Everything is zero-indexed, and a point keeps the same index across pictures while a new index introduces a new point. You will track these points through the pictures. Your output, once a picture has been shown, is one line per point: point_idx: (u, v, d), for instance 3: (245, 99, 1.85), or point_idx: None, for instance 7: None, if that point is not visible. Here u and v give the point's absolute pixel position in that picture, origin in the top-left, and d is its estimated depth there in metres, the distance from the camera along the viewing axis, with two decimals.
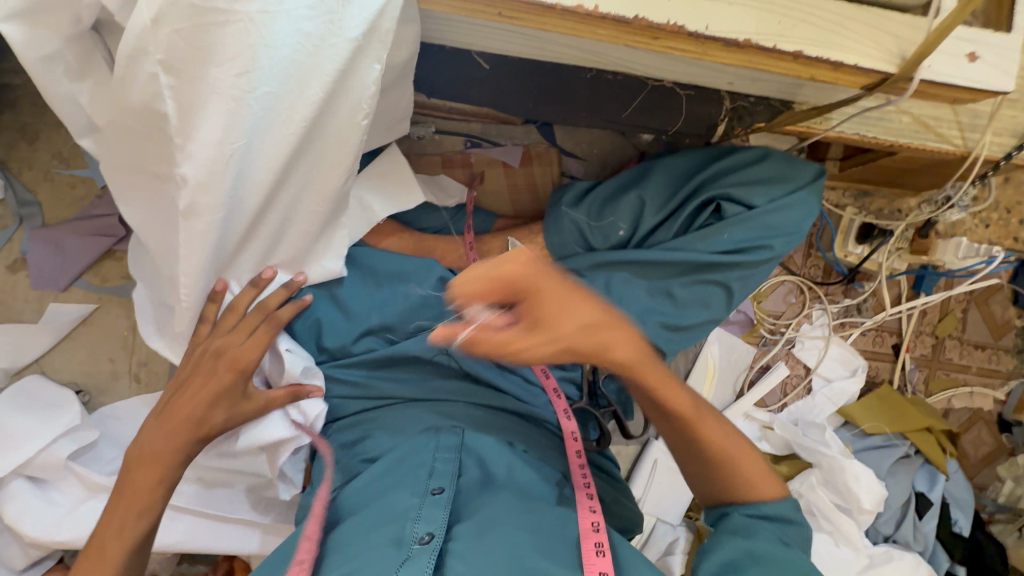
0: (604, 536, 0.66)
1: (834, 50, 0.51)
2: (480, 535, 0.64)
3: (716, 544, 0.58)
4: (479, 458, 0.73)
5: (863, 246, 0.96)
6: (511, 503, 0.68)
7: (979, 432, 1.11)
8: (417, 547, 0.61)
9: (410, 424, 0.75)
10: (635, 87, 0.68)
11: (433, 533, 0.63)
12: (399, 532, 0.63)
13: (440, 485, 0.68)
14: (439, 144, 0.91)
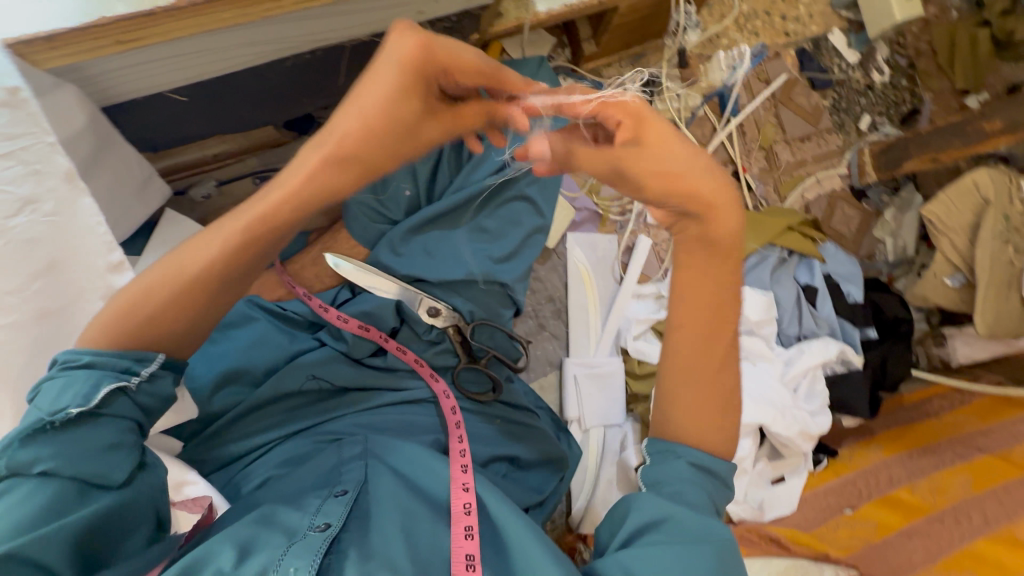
0: (475, 518, 0.64)
1: None
2: (378, 523, 0.61)
3: (637, 502, 0.55)
4: (381, 458, 0.70)
5: (650, 102, 1.04)
6: (405, 499, 0.65)
7: (843, 210, 1.17)
8: (312, 535, 0.57)
9: (291, 458, 0.72)
10: (334, 55, 0.69)
11: (331, 523, 0.59)
12: (294, 525, 0.59)
13: (344, 487, 0.65)
14: (229, 195, 0.88)
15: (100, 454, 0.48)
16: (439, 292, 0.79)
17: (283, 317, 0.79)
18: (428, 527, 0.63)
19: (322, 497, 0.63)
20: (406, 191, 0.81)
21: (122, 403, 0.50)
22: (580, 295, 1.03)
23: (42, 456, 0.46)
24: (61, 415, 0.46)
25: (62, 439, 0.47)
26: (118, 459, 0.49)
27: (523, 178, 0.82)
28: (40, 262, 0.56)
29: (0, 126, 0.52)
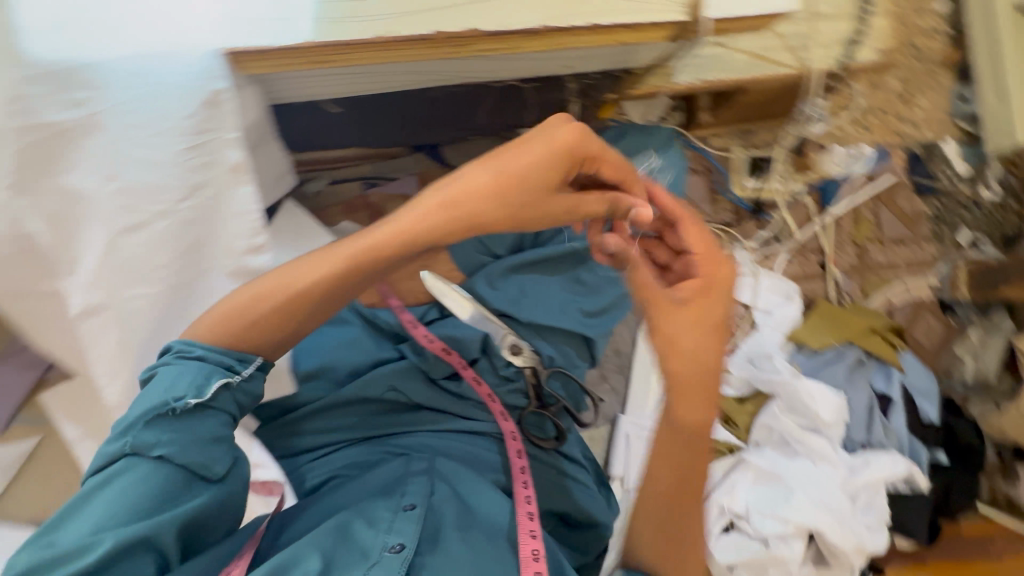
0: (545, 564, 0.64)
1: (621, 15, 0.57)
2: (448, 547, 0.62)
3: None
4: (448, 482, 0.72)
5: (755, 179, 1.04)
6: (478, 534, 0.66)
7: (927, 322, 1.14)
8: (389, 555, 0.59)
9: (360, 463, 0.74)
10: (482, 92, 0.72)
11: (405, 542, 0.61)
12: (366, 541, 0.60)
13: (411, 501, 0.66)
14: (337, 194, 0.95)
15: (207, 443, 0.50)
16: (523, 330, 0.81)
17: (373, 324, 0.83)
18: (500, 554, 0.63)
19: (390, 507, 0.64)
20: (514, 229, 0.83)
21: (226, 398, 0.52)
22: (647, 354, 1.03)
23: (161, 440, 0.49)
24: (182, 404, 0.49)
25: (177, 426, 0.49)
26: (217, 452, 0.51)
27: (632, 239, 0.82)
28: (186, 241, 0.59)
29: (194, 119, 0.56)
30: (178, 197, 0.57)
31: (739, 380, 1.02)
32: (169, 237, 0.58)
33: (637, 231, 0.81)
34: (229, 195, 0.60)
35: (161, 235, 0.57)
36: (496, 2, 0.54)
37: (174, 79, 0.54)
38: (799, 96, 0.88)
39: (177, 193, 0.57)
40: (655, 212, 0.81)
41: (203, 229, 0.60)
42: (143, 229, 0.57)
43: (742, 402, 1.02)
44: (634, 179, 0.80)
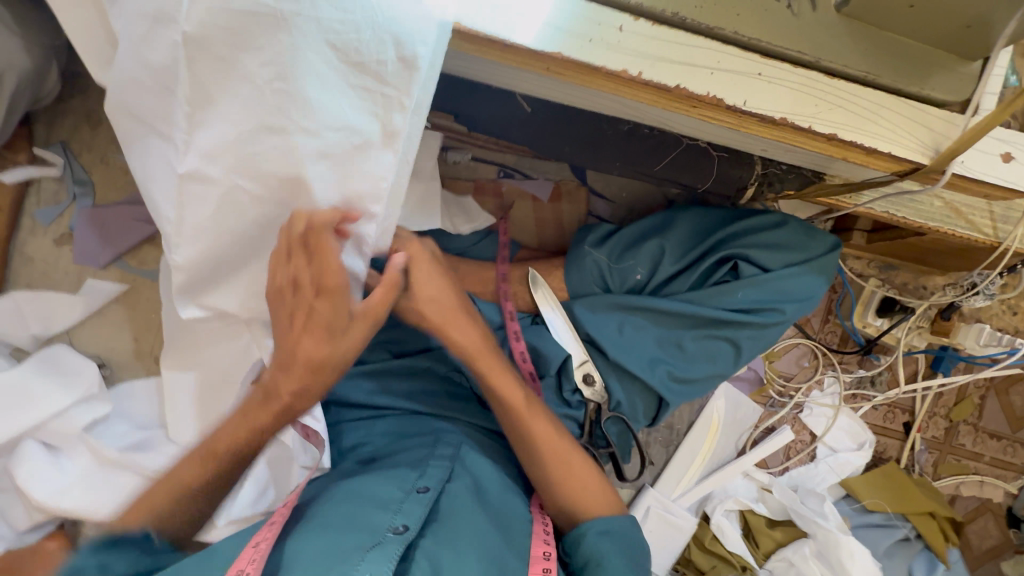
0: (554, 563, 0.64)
1: (867, 136, 0.53)
2: (451, 542, 0.62)
3: None
4: (471, 472, 0.72)
5: (882, 319, 0.96)
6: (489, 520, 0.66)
7: (985, 523, 1.07)
8: (392, 537, 0.59)
9: (403, 432, 0.77)
10: (670, 143, 0.70)
11: (409, 525, 0.61)
12: (377, 519, 0.61)
13: (426, 484, 0.67)
14: (473, 170, 0.95)
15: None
16: (605, 366, 0.81)
17: (469, 311, 0.85)
18: (501, 557, 0.62)
19: (404, 493, 0.66)
20: (636, 275, 0.83)
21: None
22: (698, 440, 0.99)
23: None
24: None
25: None
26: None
27: (747, 328, 0.79)
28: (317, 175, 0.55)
29: (384, 68, 0.50)
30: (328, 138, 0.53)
31: (775, 502, 0.98)
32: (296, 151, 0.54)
33: (758, 322, 0.78)
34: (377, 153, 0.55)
35: (297, 149, 0.54)
36: (749, 79, 0.51)
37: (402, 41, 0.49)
38: (977, 264, 0.82)
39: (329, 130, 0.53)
40: (785, 312, 0.79)
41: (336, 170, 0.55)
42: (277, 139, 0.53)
43: (771, 525, 0.98)
44: (778, 273, 0.77)
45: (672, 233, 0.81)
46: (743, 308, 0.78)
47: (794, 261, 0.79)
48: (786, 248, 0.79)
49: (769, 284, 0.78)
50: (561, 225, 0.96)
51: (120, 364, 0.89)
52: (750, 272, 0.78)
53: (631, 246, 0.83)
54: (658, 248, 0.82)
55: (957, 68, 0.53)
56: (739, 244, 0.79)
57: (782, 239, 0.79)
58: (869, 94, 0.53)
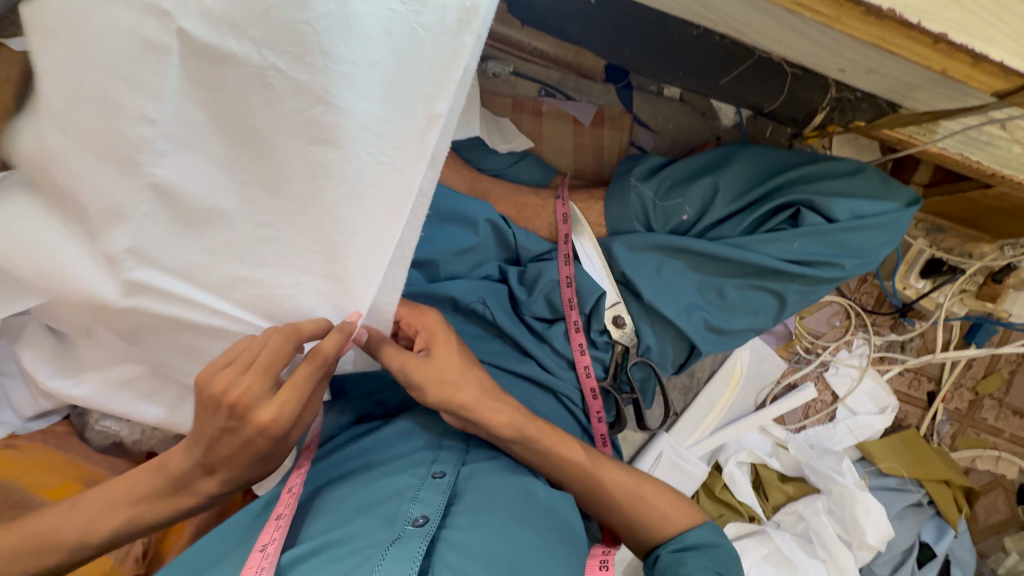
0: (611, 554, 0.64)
1: (979, 41, 0.47)
2: (475, 525, 0.56)
3: None
4: (487, 454, 0.66)
5: (925, 281, 0.93)
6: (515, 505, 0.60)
7: (995, 498, 1.06)
8: (410, 531, 0.54)
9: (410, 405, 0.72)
10: (741, 56, 0.63)
11: (428, 516, 0.56)
12: (394, 510, 0.56)
13: (441, 468, 0.62)
14: (513, 86, 0.89)
15: None
16: (636, 309, 0.80)
17: (503, 236, 0.83)
18: (530, 538, 0.56)
19: (420, 479, 0.60)
20: (683, 214, 0.80)
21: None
22: (719, 390, 0.97)
23: None
24: None
25: None
26: None
27: (797, 281, 0.76)
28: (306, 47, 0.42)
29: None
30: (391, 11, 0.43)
31: (789, 459, 0.97)
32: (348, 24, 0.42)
33: (811, 275, 0.75)
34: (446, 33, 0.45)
35: (357, 53, 0.44)
36: None
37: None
38: None
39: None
40: (842, 268, 0.74)
41: (400, 60, 0.45)
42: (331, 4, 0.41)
43: (782, 479, 0.97)
44: (845, 225, 0.72)
45: (728, 171, 0.77)
46: (799, 259, 0.74)
47: (864, 213, 0.73)
48: (858, 199, 0.73)
49: (829, 236, 0.73)
50: (601, 151, 0.90)
51: None
52: (812, 222, 0.73)
53: (682, 185, 0.80)
54: (711, 187, 0.78)
55: None
56: (800, 191, 0.74)
57: (852, 189, 0.74)
58: None
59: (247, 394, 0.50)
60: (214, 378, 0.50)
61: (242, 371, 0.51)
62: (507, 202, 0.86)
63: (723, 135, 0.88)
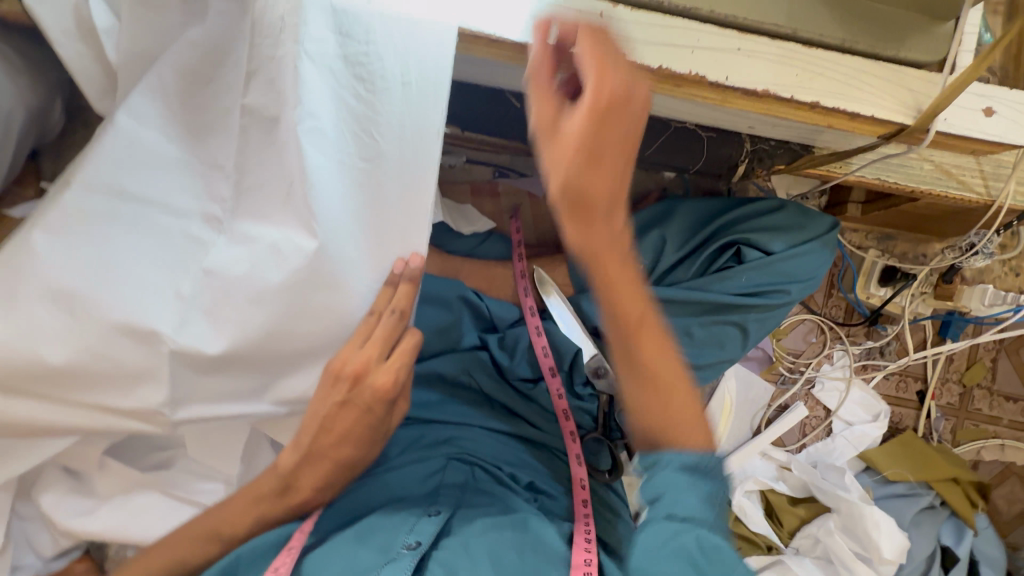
0: (593, 555, 0.72)
1: (851, 102, 0.54)
2: (462, 550, 0.71)
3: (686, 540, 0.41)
4: (483, 488, 0.82)
5: (886, 288, 0.97)
6: (501, 526, 0.75)
7: (1012, 487, 1.06)
8: (405, 553, 0.69)
9: (417, 457, 0.85)
10: (658, 128, 0.71)
11: (421, 541, 0.71)
12: (391, 539, 0.72)
13: (438, 509, 0.77)
14: (469, 172, 0.98)
15: None
16: (612, 360, 0.84)
17: (478, 310, 0.89)
18: (515, 555, 0.70)
19: (418, 515, 0.76)
20: (639, 264, 0.85)
21: None
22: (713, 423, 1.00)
23: None
24: None
25: None
26: None
27: (754, 311, 0.80)
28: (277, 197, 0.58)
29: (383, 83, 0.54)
30: (378, 180, 0.58)
31: (796, 480, 0.98)
32: (355, 190, 0.58)
33: (764, 305, 0.80)
34: (412, 182, 0.58)
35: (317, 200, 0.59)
36: (728, 55, 0.53)
37: (422, 71, 0.53)
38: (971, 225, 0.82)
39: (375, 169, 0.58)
40: (790, 294, 0.80)
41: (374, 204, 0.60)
42: (340, 181, 0.57)
43: (793, 503, 0.98)
44: (782, 256, 0.79)
45: (672, 222, 0.84)
46: (751, 290, 0.79)
47: (796, 241, 0.81)
48: (786, 230, 0.81)
49: (768, 269, 0.79)
50: (559, 219, 0.97)
51: None
52: (753, 257, 0.80)
53: (634, 237, 0.86)
54: (660, 238, 0.84)
55: (934, 29, 0.55)
56: (739, 230, 0.81)
57: (782, 222, 0.82)
58: (848, 60, 0.54)
59: (389, 381, 0.66)
60: (340, 354, 0.64)
61: (359, 347, 0.64)
62: (476, 276, 0.93)
63: (669, 186, 0.96)
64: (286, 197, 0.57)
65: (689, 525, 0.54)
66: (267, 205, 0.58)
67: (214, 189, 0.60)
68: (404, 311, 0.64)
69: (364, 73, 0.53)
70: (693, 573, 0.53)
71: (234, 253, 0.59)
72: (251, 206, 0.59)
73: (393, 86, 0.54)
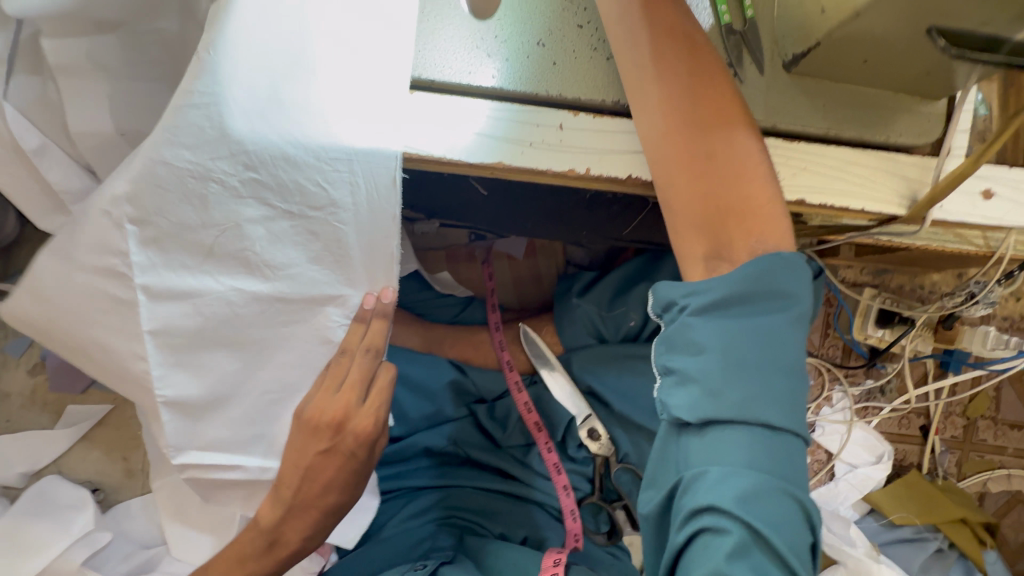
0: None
1: (839, 195, 0.50)
2: None
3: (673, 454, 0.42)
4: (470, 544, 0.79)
5: (884, 329, 0.93)
6: None
7: (1019, 515, 1.04)
8: None
9: (405, 524, 0.82)
10: (635, 206, 0.66)
11: None
12: None
13: (424, 563, 0.75)
14: (444, 237, 0.93)
15: None
16: (607, 419, 0.80)
17: (465, 382, 0.83)
18: None
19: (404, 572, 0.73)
20: (631, 319, 0.81)
21: None
22: None
23: None
24: None
25: None
26: None
27: None
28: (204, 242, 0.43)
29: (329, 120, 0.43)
30: (333, 229, 0.47)
31: None
32: (306, 241, 0.47)
33: None
34: (376, 227, 0.49)
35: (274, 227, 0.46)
36: None
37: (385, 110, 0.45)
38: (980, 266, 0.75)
39: (326, 215, 0.46)
40: None
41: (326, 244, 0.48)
42: (288, 229, 0.46)
43: None
44: None
45: (659, 273, 0.79)
46: None
47: None
48: None
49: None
50: (540, 279, 0.94)
51: (115, 486, 0.88)
52: None
53: (620, 292, 0.82)
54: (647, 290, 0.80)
55: (919, 108, 0.50)
56: None
57: None
58: (833, 150, 0.50)
59: (371, 423, 0.58)
60: (311, 403, 0.55)
61: (334, 393, 0.55)
62: (462, 344, 0.86)
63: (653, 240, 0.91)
64: (226, 250, 0.44)
65: (714, 349, 0.40)
66: (190, 256, 0.43)
67: (112, 244, 0.40)
68: (379, 348, 0.55)
69: (299, 117, 0.42)
70: (758, 435, 0.39)
71: (173, 309, 0.44)
72: (167, 254, 0.42)
73: (331, 126, 0.43)
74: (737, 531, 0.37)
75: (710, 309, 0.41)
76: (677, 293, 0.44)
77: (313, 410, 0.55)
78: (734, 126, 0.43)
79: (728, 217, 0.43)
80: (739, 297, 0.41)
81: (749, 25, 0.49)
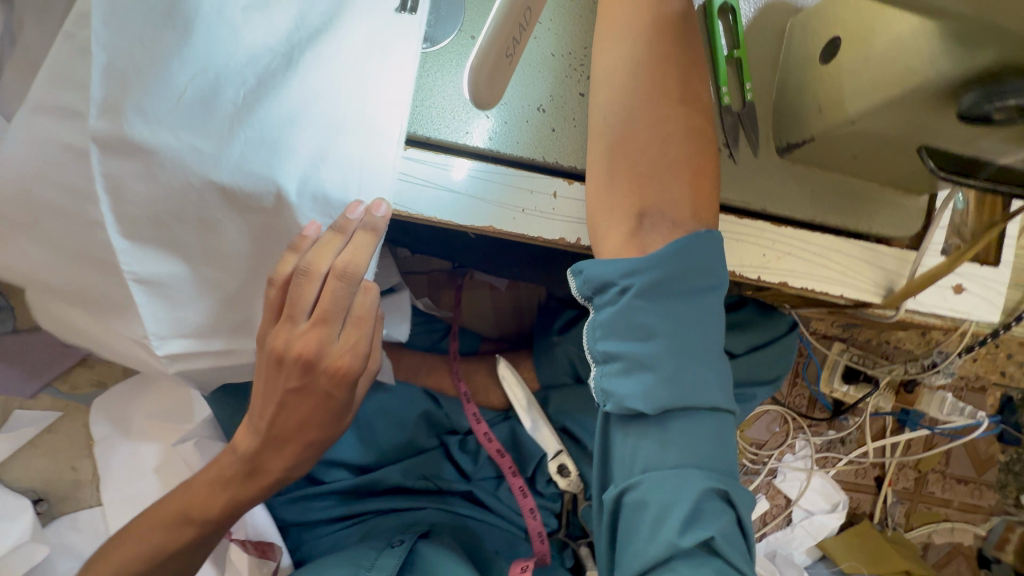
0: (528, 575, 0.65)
1: (820, 280, 0.51)
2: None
3: (622, 453, 0.39)
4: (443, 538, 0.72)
5: (849, 385, 0.97)
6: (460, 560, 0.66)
7: (959, 566, 1.09)
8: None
9: (371, 529, 0.74)
10: None
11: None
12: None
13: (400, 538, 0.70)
14: (426, 262, 0.93)
15: None
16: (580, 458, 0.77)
17: (436, 416, 0.80)
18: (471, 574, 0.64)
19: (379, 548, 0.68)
20: None
21: None
22: None
23: None
24: None
25: None
26: None
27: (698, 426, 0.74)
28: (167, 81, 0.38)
29: None
30: (320, 132, 0.42)
31: None
32: (283, 101, 0.41)
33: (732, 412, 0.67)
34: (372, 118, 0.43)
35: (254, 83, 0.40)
36: None
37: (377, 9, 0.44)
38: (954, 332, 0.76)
39: (310, 79, 0.42)
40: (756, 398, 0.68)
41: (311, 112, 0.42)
42: (277, 80, 0.41)
43: None
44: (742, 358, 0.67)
45: None
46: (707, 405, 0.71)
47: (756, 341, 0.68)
48: (745, 328, 0.68)
49: (755, 361, 0.67)
50: (521, 311, 0.95)
51: (58, 497, 0.83)
52: None
53: None
54: None
55: (903, 202, 0.52)
56: None
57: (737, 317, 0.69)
58: (819, 237, 0.51)
59: (347, 360, 0.49)
60: (275, 334, 0.48)
61: (299, 324, 0.47)
62: (438, 373, 0.84)
63: None
64: (206, 102, 0.39)
65: (659, 334, 0.37)
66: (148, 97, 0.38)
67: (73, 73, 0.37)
68: (358, 272, 0.45)
69: None
70: (706, 429, 0.37)
71: (131, 164, 0.39)
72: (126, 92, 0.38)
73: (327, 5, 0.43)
74: (678, 529, 0.35)
75: (655, 290, 0.37)
76: (613, 273, 0.39)
77: (278, 336, 0.48)
78: (701, 101, 0.43)
79: (685, 181, 0.41)
80: (676, 278, 0.38)
81: (748, 109, 0.49)
